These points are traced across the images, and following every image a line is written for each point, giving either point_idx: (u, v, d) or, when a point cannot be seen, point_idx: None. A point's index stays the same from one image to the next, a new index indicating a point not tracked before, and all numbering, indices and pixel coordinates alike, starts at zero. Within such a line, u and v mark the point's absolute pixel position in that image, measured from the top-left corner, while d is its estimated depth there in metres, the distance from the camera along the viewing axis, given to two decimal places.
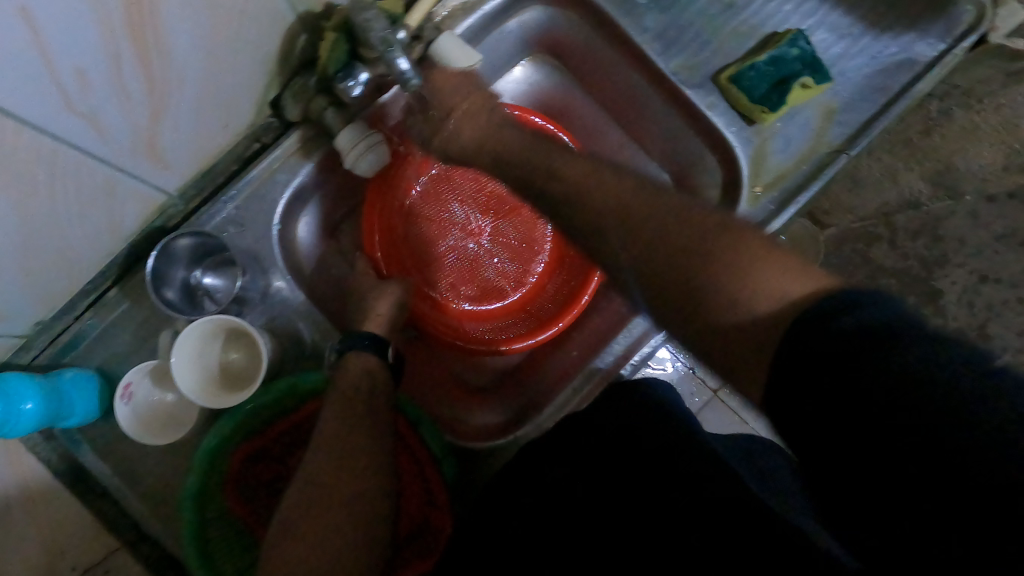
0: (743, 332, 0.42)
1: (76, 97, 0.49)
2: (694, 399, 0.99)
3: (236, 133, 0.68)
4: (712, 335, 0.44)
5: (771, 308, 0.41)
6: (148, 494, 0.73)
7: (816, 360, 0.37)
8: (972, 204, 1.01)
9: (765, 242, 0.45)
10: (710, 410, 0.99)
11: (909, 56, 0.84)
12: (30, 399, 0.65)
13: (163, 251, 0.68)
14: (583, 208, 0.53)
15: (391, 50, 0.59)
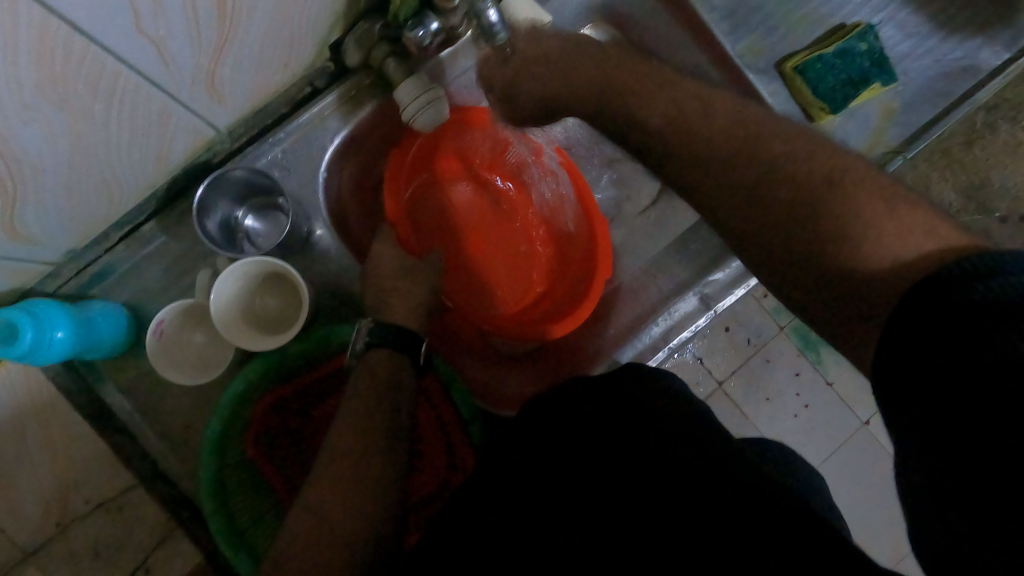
0: (860, 292, 0.44)
1: (147, 17, 0.46)
2: (700, 389, 0.99)
3: (293, 75, 0.66)
4: (830, 290, 0.46)
5: (880, 265, 0.43)
6: (168, 433, 0.72)
7: (933, 324, 0.38)
8: (989, 223, 1.06)
9: (885, 202, 0.46)
10: (715, 403, 0.99)
11: (974, 63, 0.82)
12: (62, 328, 0.62)
13: (215, 181, 0.66)
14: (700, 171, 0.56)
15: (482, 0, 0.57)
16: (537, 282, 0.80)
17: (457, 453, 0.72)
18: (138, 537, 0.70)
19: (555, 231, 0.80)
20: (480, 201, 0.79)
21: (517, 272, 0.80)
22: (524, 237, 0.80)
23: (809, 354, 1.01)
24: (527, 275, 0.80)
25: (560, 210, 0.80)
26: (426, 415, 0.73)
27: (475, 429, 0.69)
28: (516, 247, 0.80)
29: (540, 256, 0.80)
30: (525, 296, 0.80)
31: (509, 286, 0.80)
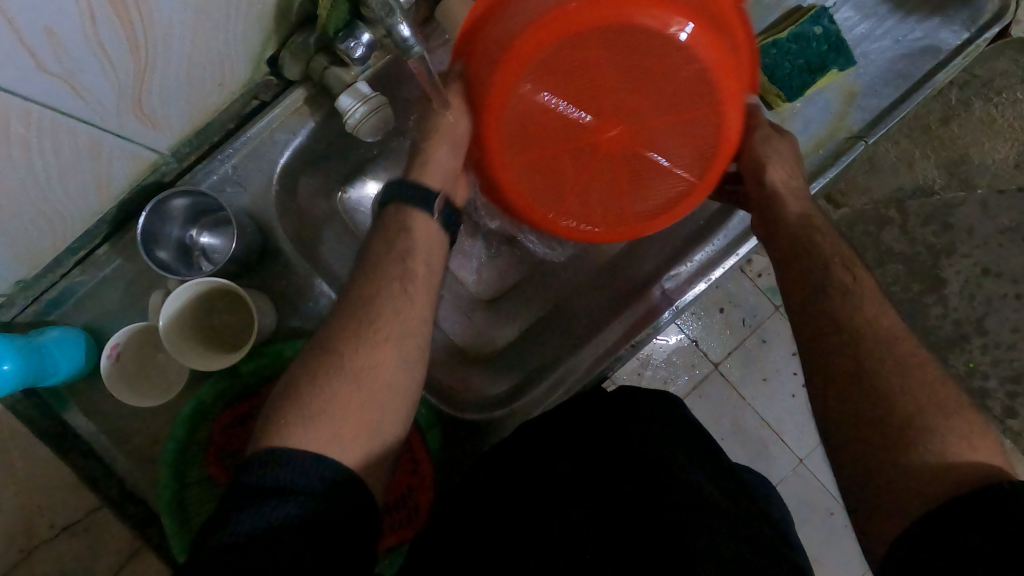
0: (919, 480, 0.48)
1: (45, 55, 0.45)
2: (694, 371, 1.03)
3: (232, 91, 0.67)
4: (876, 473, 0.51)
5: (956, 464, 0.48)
6: (134, 453, 0.71)
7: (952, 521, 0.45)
8: (982, 196, 1.10)
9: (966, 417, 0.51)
10: (710, 383, 1.03)
11: (933, 43, 0.79)
12: (6, 360, 0.62)
13: (156, 209, 0.66)
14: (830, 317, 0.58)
15: (390, 15, 0.55)
16: (575, 117, 0.55)
17: (418, 462, 0.72)
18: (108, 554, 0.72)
19: (662, 98, 0.54)
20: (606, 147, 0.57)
21: (580, 117, 0.55)
22: (636, 193, 0.61)
23: None
24: (586, 132, 0.56)
25: (695, 125, 0.57)
26: None
27: (431, 437, 0.71)
28: (626, 188, 0.60)
29: (614, 130, 0.56)
30: (559, 127, 0.55)
31: (557, 162, 0.58)
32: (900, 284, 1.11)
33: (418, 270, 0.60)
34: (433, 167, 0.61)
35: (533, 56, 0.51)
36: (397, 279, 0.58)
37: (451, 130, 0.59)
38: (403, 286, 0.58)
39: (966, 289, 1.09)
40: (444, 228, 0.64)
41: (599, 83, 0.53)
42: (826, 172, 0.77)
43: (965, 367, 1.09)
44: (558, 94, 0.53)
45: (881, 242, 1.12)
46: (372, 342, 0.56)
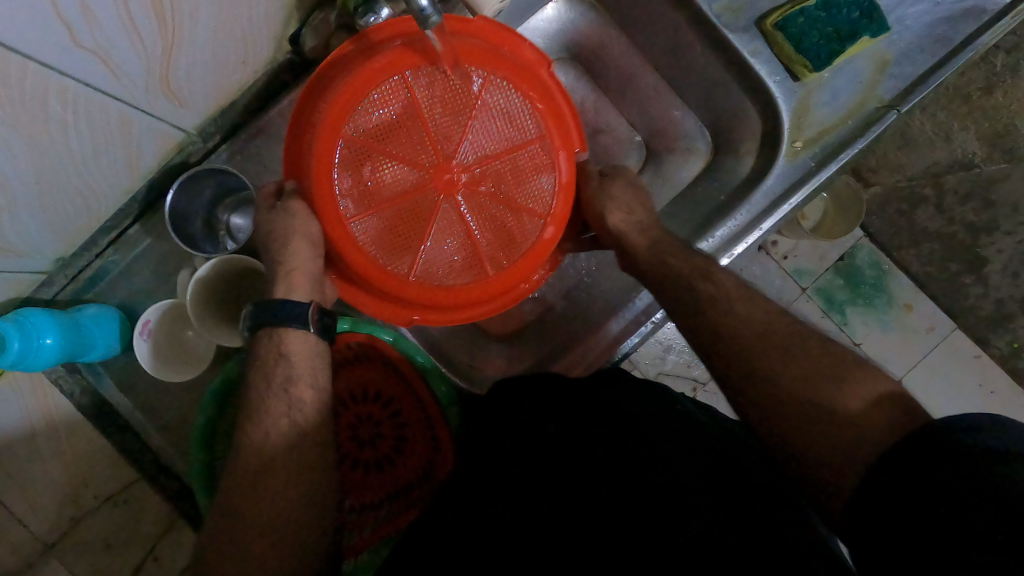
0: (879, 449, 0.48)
1: (82, 31, 0.46)
2: None
3: (254, 69, 0.68)
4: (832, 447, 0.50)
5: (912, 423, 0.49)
6: (166, 428, 0.74)
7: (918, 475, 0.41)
8: None
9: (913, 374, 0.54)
10: None
11: (977, 4, 0.76)
12: (50, 334, 0.64)
13: (184, 185, 0.68)
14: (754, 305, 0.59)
15: None
16: (385, 168, 0.57)
17: (438, 438, 0.73)
18: (148, 525, 0.74)
19: (497, 121, 0.59)
20: (476, 193, 0.59)
21: (407, 172, 0.57)
22: (498, 246, 0.62)
23: (834, 316, 1.09)
24: (418, 184, 0.57)
25: (554, 165, 0.62)
26: (403, 397, 0.74)
27: (453, 415, 0.72)
28: (496, 240, 0.61)
29: (450, 173, 0.58)
30: (394, 186, 0.57)
31: (425, 220, 0.58)
32: (936, 264, 1.09)
33: (293, 371, 0.54)
34: (297, 277, 0.56)
35: (350, 104, 0.55)
36: (269, 390, 0.53)
37: (303, 233, 0.56)
38: (278, 395, 0.53)
39: (1010, 267, 1.05)
40: (320, 337, 0.56)
41: (408, 128, 0.57)
42: (853, 143, 0.75)
43: (1007, 348, 1.07)
44: (394, 126, 0.57)
45: (915, 222, 1.09)
46: (256, 459, 0.51)
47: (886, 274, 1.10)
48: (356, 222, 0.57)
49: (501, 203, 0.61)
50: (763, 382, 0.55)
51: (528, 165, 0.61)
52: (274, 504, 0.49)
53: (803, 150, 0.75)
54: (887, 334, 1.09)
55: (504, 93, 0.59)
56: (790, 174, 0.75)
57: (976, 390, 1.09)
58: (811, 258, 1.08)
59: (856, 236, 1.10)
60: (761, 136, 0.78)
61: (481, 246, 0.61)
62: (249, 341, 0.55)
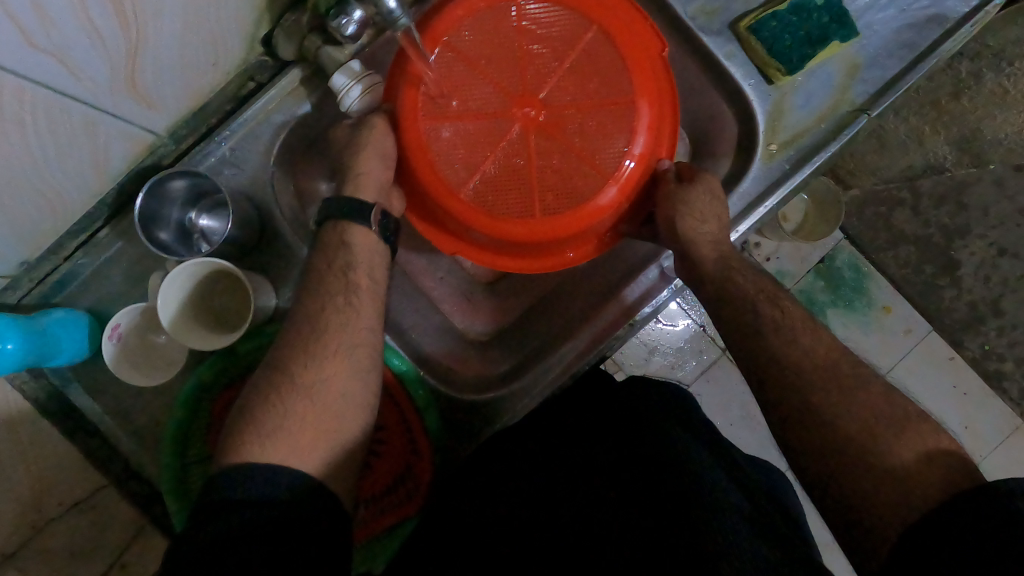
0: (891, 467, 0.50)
1: (34, 30, 0.45)
2: (702, 356, 1.02)
3: (226, 71, 0.68)
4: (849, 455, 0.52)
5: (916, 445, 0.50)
6: (137, 434, 0.72)
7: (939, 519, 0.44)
8: (996, 173, 1.08)
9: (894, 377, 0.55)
10: (719, 368, 1.02)
11: (940, 11, 0.77)
12: (11, 340, 0.63)
13: (154, 189, 0.67)
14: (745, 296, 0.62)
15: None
16: (481, 88, 0.63)
17: (416, 441, 0.72)
18: (115, 531, 0.73)
19: (576, 63, 0.64)
20: (546, 130, 0.63)
21: (488, 95, 0.63)
22: (553, 194, 0.64)
23: (814, 317, 1.09)
24: (502, 110, 0.63)
25: (639, 130, 0.64)
26: (379, 399, 0.73)
27: (430, 419, 0.70)
28: (555, 189, 0.64)
29: (531, 108, 0.63)
30: (477, 108, 0.63)
31: (499, 150, 0.64)
32: (912, 267, 1.10)
33: (363, 282, 0.62)
34: (366, 179, 0.64)
35: (545, 51, 0.64)
36: (341, 294, 0.61)
37: (378, 143, 0.64)
38: (347, 299, 0.60)
39: (981, 270, 1.08)
40: (380, 238, 0.65)
41: (513, 64, 0.63)
42: (826, 146, 0.76)
43: (981, 349, 1.09)
44: (481, 57, 0.64)
45: (892, 224, 1.10)
46: (322, 356, 0.57)
47: (866, 277, 1.10)
48: (447, 119, 0.64)
49: (570, 146, 0.64)
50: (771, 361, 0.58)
51: (603, 118, 0.64)
52: (341, 406, 0.57)
53: (778, 152, 0.76)
54: (865, 336, 1.09)
55: (606, 54, 0.64)
56: (766, 176, 0.76)
57: (951, 394, 1.09)
58: (793, 259, 1.09)
59: (836, 238, 1.10)
60: (736, 139, 0.78)
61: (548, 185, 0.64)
62: (317, 231, 0.65)
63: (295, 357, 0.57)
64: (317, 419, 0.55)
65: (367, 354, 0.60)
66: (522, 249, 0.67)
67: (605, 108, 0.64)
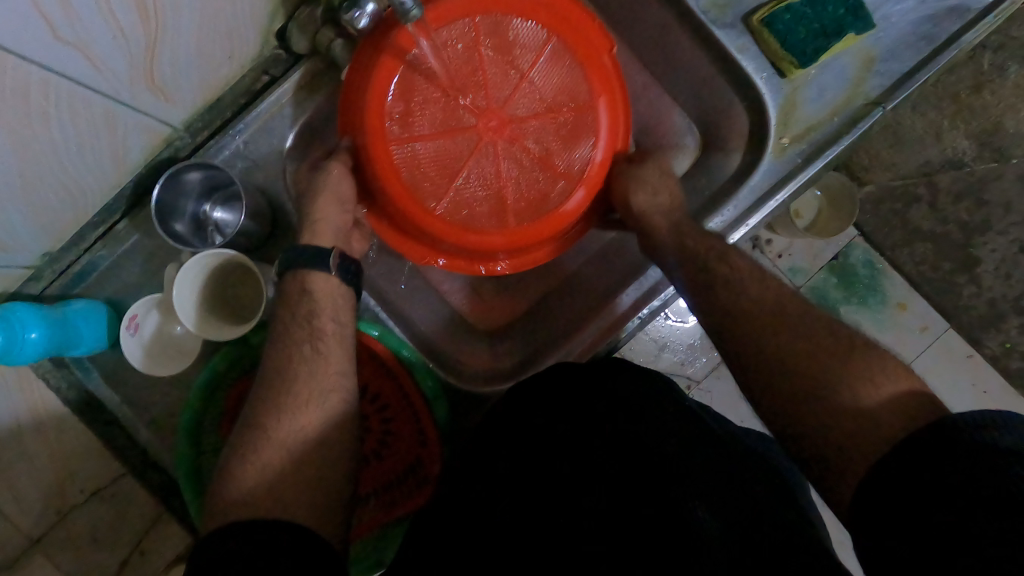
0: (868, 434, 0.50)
1: (61, 25, 0.47)
2: (711, 351, 1.03)
3: (241, 65, 0.69)
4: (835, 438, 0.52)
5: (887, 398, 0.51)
6: (155, 424, 0.74)
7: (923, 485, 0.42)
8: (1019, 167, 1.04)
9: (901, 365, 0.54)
10: None
11: (960, 3, 0.76)
12: (34, 329, 0.65)
13: (170, 180, 0.68)
14: (755, 305, 0.61)
15: None
16: (447, 102, 0.63)
17: (425, 435, 0.73)
18: (136, 517, 0.75)
19: (540, 78, 0.65)
20: (514, 144, 0.65)
21: (457, 106, 0.63)
22: (519, 206, 0.66)
23: (827, 313, 1.09)
24: (468, 124, 0.64)
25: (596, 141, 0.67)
26: (389, 392, 0.74)
27: (439, 410, 0.71)
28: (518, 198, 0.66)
29: (496, 121, 0.64)
30: (444, 118, 0.63)
31: (463, 163, 0.64)
32: (930, 264, 1.09)
33: (327, 325, 0.60)
34: (322, 227, 0.63)
35: (508, 65, 0.64)
36: (305, 341, 0.59)
37: (334, 187, 0.63)
38: (313, 347, 0.58)
39: (1002, 266, 1.06)
40: (343, 280, 0.63)
41: (478, 79, 0.63)
42: (839, 140, 0.75)
43: (1000, 347, 1.08)
44: (441, 66, 0.63)
45: (909, 221, 1.10)
46: (294, 407, 0.55)
47: (880, 274, 1.10)
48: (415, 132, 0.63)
49: (533, 160, 0.66)
50: (772, 359, 0.58)
51: (557, 132, 0.66)
52: (320, 456, 0.54)
53: (790, 146, 0.76)
54: (879, 332, 1.09)
55: (572, 69, 0.66)
56: (778, 169, 0.75)
57: (970, 390, 1.09)
58: (805, 256, 1.09)
59: (851, 235, 1.10)
60: (749, 133, 0.78)
61: (511, 198, 0.66)
62: (279, 284, 0.62)
63: (269, 411, 0.55)
64: (295, 472, 0.53)
65: (339, 399, 0.57)
66: (481, 255, 0.69)
67: (562, 122, 0.66)
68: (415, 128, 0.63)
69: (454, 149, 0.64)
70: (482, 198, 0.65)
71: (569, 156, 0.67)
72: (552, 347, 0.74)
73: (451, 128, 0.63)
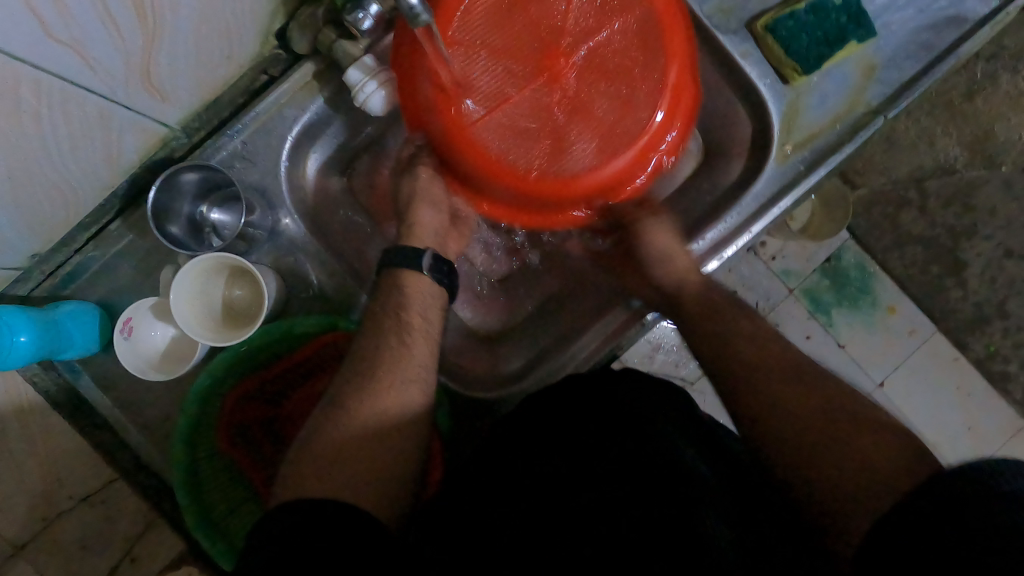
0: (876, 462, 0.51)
1: (54, 23, 0.45)
2: None
3: (240, 64, 0.67)
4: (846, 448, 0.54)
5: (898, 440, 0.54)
6: (146, 427, 0.71)
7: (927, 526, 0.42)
8: (1007, 174, 1.07)
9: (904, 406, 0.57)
10: None
11: (960, 13, 0.77)
12: (24, 332, 0.63)
13: (166, 182, 0.66)
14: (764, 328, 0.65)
15: None
16: (541, 28, 0.64)
17: None
18: (125, 525, 0.73)
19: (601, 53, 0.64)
20: (539, 101, 0.64)
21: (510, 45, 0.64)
22: (519, 161, 0.64)
23: (819, 317, 1.09)
24: (517, 66, 0.64)
25: (598, 145, 0.65)
26: None
27: (442, 416, 0.69)
28: (494, 135, 0.64)
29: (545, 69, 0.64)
30: (500, 52, 0.64)
31: (488, 84, 0.64)
32: (918, 267, 1.09)
33: (414, 320, 0.62)
34: (419, 230, 0.69)
35: (606, 65, 0.65)
36: (392, 333, 0.61)
37: (428, 194, 0.70)
38: (401, 339, 0.60)
39: (987, 271, 1.08)
40: (434, 278, 0.65)
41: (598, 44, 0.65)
42: (840, 149, 0.75)
43: (985, 350, 1.08)
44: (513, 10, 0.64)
45: (899, 223, 1.10)
46: (378, 388, 0.57)
47: (872, 277, 1.09)
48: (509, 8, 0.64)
49: (548, 123, 0.64)
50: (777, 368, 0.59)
51: (582, 118, 0.65)
52: (391, 439, 0.56)
53: (792, 153, 0.76)
54: (870, 335, 1.08)
55: (639, 61, 0.65)
56: (779, 177, 0.75)
57: (953, 395, 1.09)
58: (799, 258, 1.08)
59: (842, 238, 1.09)
60: (750, 138, 0.78)
61: (498, 159, 0.64)
62: (377, 276, 0.66)
63: (351, 392, 0.58)
64: (365, 451, 0.55)
65: (420, 389, 0.59)
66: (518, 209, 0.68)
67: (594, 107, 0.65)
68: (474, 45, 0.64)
69: (493, 80, 0.64)
70: (484, 144, 0.64)
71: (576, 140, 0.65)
72: (556, 351, 0.73)
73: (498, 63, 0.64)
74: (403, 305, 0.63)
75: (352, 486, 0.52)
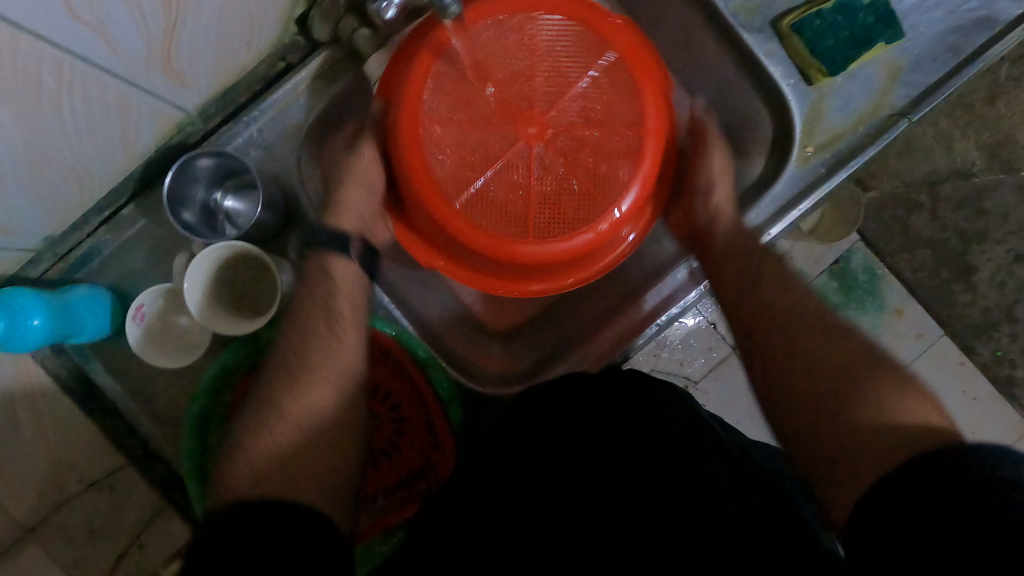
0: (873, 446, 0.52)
1: (80, 6, 0.45)
2: (711, 353, 1.02)
3: (259, 50, 0.67)
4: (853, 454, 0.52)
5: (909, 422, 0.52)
6: (157, 415, 0.73)
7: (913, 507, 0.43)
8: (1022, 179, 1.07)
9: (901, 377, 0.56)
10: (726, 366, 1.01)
11: (989, 15, 0.75)
12: (37, 315, 0.62)
13: (182, 169, 0.66)
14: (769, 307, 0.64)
15: None
16: (538, 93, 0.62)
17: (439, 435, 0.72)
18: (135, 508, 0.73)
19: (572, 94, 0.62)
20: (514, 130, 0.61)
21: (485, 104, 0.62)
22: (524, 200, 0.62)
23: None
24: (500, 127, 0.62)
25: (549, 219, 0.62)
26: (401, 390, 0.73)
27: (453, 411, 0.70)
28: (460, 165, 0.62)
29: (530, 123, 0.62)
30: (470, 106, 0.62)
31: (469, 142, 0.62)
32: (928, 271, 1.08)
33: (344, 309, 0.62)
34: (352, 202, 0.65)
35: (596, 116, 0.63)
36: (322, 322, 0.61)
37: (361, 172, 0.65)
38: (330, 327, 0.61)
39: (998, 275, 1.07)
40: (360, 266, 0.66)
41: (575, 153, 0.62)
42: (863, 151, 0.74)
43: (992, 355, 1.07)
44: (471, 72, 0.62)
45: (910, 228, 1.08)
46: (309, 382, 0.58)
47: (880, 279, 1.07)
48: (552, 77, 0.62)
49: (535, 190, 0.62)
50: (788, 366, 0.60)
51: (570, 158, 0.62)
52: (311, 415, 0.57)
53: (813, 155, 0.75)
54: (877, 338, 1.07)
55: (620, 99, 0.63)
56: (799, 179, 0.74)
57: (957, 396, 1.06)
58: (807, 258, 1.06)
59: (852, 240, 1.08)
60: (772, 139, 0.76)
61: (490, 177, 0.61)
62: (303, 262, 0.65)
63: (282, 387, 0.58)
64: (283, 428, 0.56)
65: (345, 377, 0.60)
66: (501, 274, 0.66)
67: (589, 170, 0.62)
68: (441, 111, 0.62)
69: (473, 149, 0.62)
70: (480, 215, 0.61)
71: (574, 168, 0.62)
72: (565, 350, 0.74)
73: (478, 125, 0.62)
74: (330, 275, 0.63)
75: (300, 474, 0.53)
